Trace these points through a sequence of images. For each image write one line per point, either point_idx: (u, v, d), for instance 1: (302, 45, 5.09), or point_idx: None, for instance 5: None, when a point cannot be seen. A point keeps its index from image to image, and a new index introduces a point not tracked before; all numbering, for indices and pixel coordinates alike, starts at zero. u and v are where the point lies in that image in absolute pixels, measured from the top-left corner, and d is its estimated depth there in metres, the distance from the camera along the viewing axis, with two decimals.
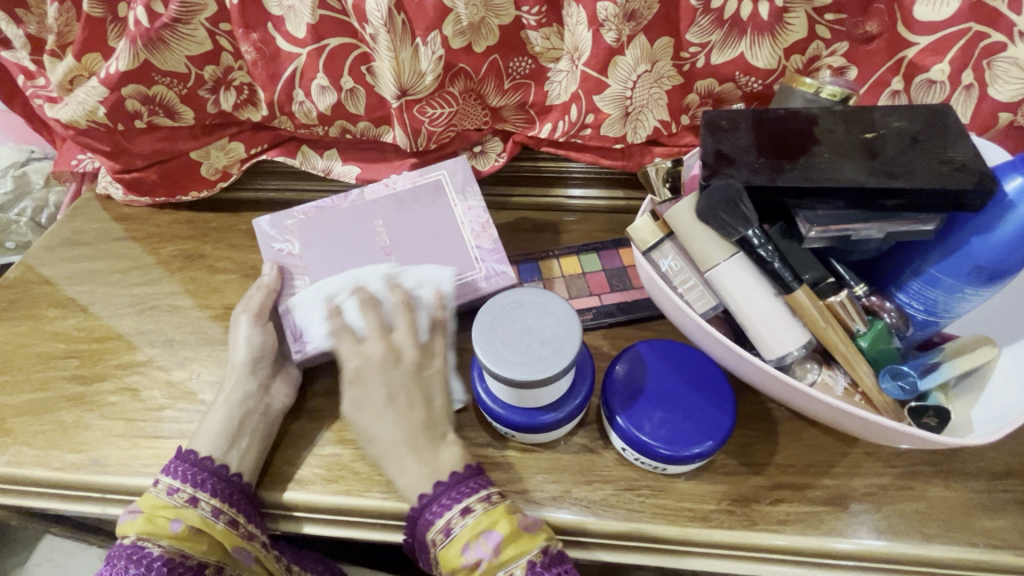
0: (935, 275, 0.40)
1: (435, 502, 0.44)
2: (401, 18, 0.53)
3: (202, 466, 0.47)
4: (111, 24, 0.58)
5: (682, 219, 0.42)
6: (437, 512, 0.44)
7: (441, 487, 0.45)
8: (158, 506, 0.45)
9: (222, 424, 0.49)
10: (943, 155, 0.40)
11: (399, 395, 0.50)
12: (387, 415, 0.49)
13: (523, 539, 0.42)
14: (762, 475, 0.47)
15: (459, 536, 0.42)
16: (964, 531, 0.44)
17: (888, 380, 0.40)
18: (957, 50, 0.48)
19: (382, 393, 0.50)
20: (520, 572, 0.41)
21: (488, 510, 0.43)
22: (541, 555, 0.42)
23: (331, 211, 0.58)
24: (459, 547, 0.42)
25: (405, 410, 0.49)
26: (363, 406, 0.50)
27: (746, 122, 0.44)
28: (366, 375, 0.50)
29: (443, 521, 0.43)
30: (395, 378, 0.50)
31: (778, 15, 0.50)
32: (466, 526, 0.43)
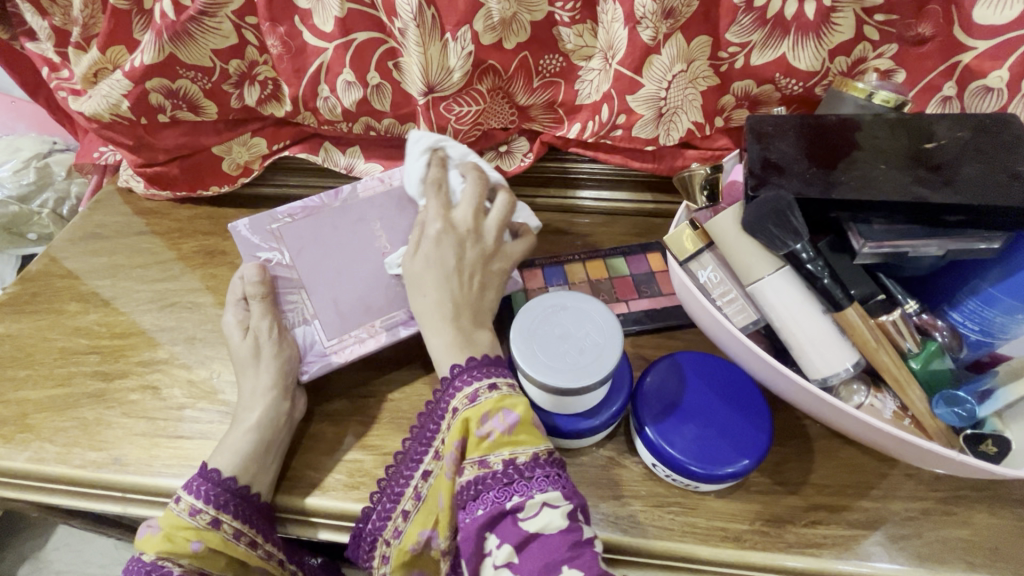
0: (993, 295, 0.38)
1: (466, 372, 0.44)
2: (430, 13, 0.51)
3: (226, 487, 0.46)
4: (136, 16, 0.57)
5: (724, 230, 0.40)
6: (467, 381, 0.43)
7: (474, 361, 0.44)
8: (178, 526, 0.44)
9: (251, 446, 0.47)
10: (1010, 169, 0.38)
11: (465, 272, 0.49)
12: (447, 282, 0.48)
13: (535, 432, 0.41)
14: (797, 495, 0.46)
15: (481, 406, 0.41)
16: (1011, 561, 0.42)
17: (943, 406, 0.37)
18: (1017, 56, 0.45)
19: (451, 263, 0.49)
20: (522, 459, 0.40)
21: (512, 393, 0.42)
22: (547, 451, 0.40)
23: (321, 213, 0.56)
24: (477, 416, 0.41)
25: (461, 285, 0.49)
26: (428, 262, 0.49)
27: (793, 129, 0.42)
28: (447, 238, 0.50)
29: (472, 390, 0.42)
30: (472, 257, 0.50)
31: (825, 15, 0.47)
32: (490, 400, 0.41)
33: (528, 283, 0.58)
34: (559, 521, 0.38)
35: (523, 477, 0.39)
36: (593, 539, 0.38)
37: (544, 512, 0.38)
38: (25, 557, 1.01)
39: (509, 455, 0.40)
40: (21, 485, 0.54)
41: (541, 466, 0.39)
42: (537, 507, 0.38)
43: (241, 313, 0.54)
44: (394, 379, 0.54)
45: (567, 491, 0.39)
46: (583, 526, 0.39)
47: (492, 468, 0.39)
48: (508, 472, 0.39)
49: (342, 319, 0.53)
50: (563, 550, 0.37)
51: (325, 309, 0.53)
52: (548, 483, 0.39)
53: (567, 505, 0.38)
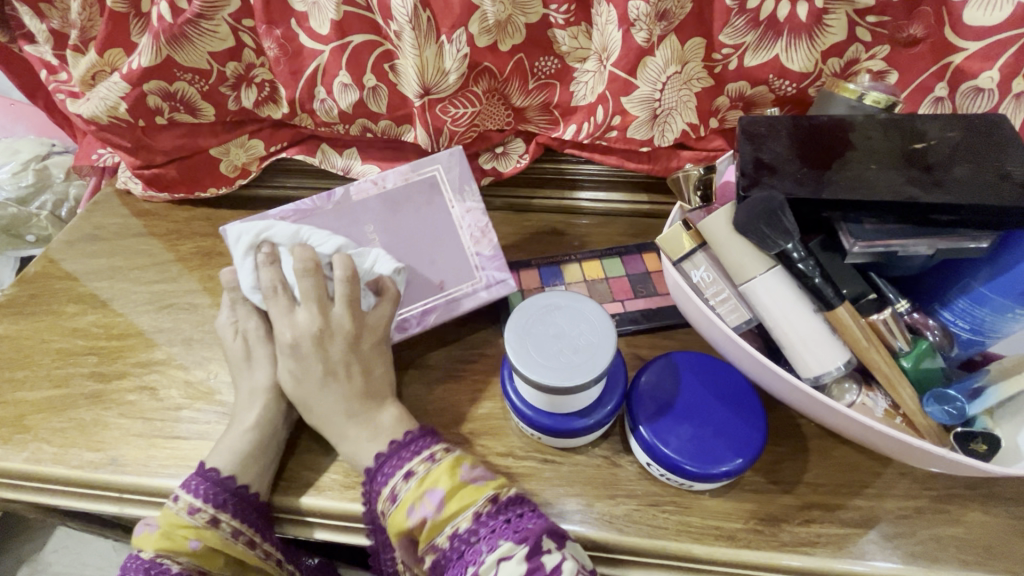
0: (984, 294, 0.38)
1: (380, 472, 0.45)
2: (426, 15, 0.51)
3: (225, 486, 0.46)
4: (133, 19, 0.57)
5: (718, 229, 0.40)
6: (384, 477, 0.44)
7: (383, 457, 0.46)
8: (177, 525, 0.44)
9: (250, 446, 0.48)
10: (1000, 169, 0.38)
11: (336, 369, 0.49)
12: (326, 387, 0.48)
13: (465, 493, 0.42)
14: (791, 494, 0.46)
15: (403, 501, 0.43)
16: (1005, 559, 0.43)
17: (932, 404, 0.38)
18: (1008, 57, 0.46)
19: (319, 369, 0.48)
20: (464, 525, 0.41)
21: (429, 471, 0.43)
22: (485, 504, 0.42)
23: (313, 216, 0.55)
24: (404, 511, 0.42)
25: (341, 384, 0.48)
26: (297, 377, 0.48)
27: (785, 129, 0.42)
28: (304, 347, 0.48)
29: (390, 488, 0.44)
30: (337, 353, 0.49)
31: (817, 16, 0.48)
32: (411, 488, 0.43)
33: (525, 283, 0.59)
34: (518, 567, 0.38)
35: (471, 545, 0.40)
36: (563, 565, 0.38)
37: (500, 569, 0.38)
38: (22, 560, 1.01)
39: (451, 529, 0.41)
40: (19, 486, 0.54)
41: (483, 524, 0.41)
42: (493, 566, 0.39)
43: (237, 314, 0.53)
44: None
45: (518, 534, 0.40)
46: (550, 552, 0.39)
47: (441, 549, 0.41)
48: (455, 546, 0.41)
49: None
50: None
51: None
52: (495, 538, 0.40)
53: (521, 549, 0.39)
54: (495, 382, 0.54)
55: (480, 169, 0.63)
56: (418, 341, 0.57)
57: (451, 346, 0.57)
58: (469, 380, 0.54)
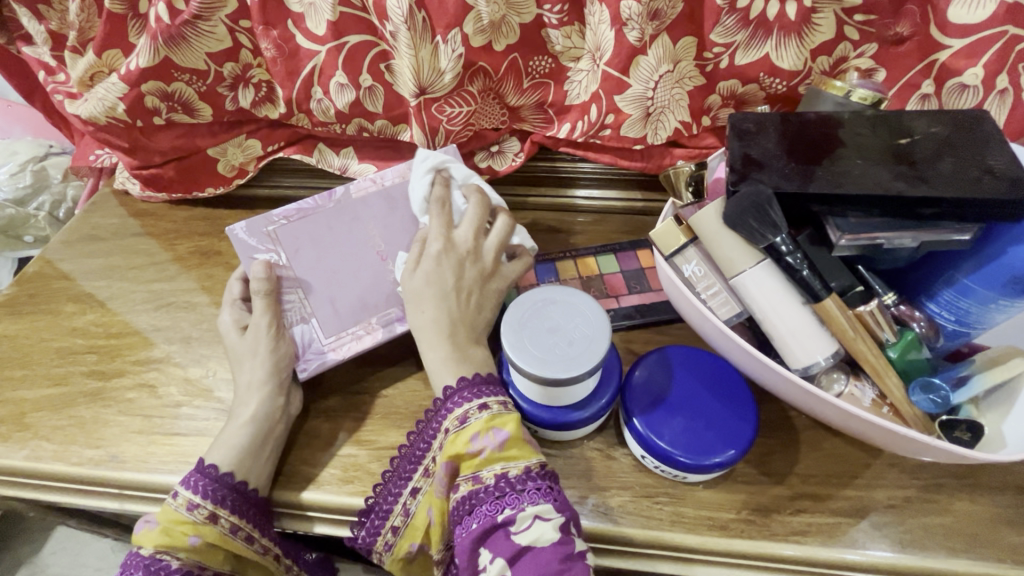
0: (968, 286, 0.39)
1: (458, 395, 0.44)
2: (421, 15, 0.52)
3: (223, 482, 0.46)
4: (131, 21, 0.58)
5: (707, 224, 0.41)
6: (458, 403, 0.44)
7: (463, 381, 0.45)
8: (176, 521, 0.45)
9: (245, 440, 0.48)
10: (982, 163, 0.39)
11: (464, 293, 0.50)
12: (444, 301, 0.49)
13: (527, 447, 0.42)
14: (783, 485, 0.47)
15: (471, 427, 0.42)
16: (990, 547, 0.43)
17: (918, 393, 0.39)
18: (991, 54, 0.47)
19: (450, 284, 0.49)
20: (515, 472, 0.41)
21: (503, 411, 0.43)
22: (538, 465, 0.41)
23: (316, 215, 0.56)
24: (468, 435, 0.42)
25: (458, 305, 0.49)
26: (428, 282, 0.49)
27: (773, 126, 0.43)
28: (449, 259, 0.50)
29: (461, 411, 0.43)
30: (470, 280, 0.50)
31: (805, 16, 0.49)
32: (481, 419, 0.42)
33: (521, 280, 0.59)
34: (550, 533, 0.38)
35: (516, 491, 0.40)
36: (584, 553, 0.39)
37: (536, 524, 0.38)
38: (22, 561, 1.01)
39: (501, 470, 0.41)
40: (18, 484, 0.54)
41: (532, 479, 0.40)
42: (529, 519, 0.39)
43: (241, 313, 0.55)
44: (388, 376, 0.55)
45: (558, 504, 0.40)
46: (575, 539, 0.39)
47: (484, 483, 0.41)
48: (501, 486, 0.40)
49: (340, 317, 0.54)
50: (554, 564, 0.37)
51: (322, 307, 0.54)
52: (539, 496, 0.40)
53: (559, 517, 0.39)
54: None
55: (475, 168, 0.64)
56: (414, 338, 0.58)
57: None
58: None
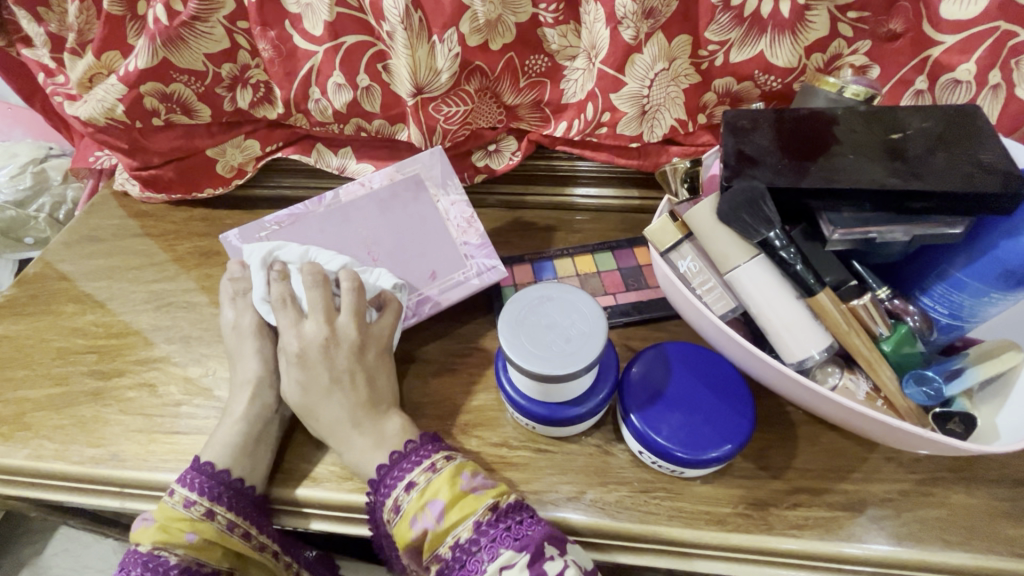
0: (961, 279, 0.40)
1: (383, 483, 0.45)
2: (418, 15, 0.52)
3: (220, 480, 0.46)
4: (129, 22, 0.58)
5: (701, 219, 0.41)
6: (387, 493, 0.45)
7: (396, 456, 0.46)
8: (173, 517, 0.45)
9: (238, 437, 0.48)
10: (973, 157, 0.39)
11: (342, 378, 0.49)
12: (332, 397, 0.48)
13: (466, 501, 0.42)
14: (780, 479, 0.47)
15: (407, 512, 0.43)
16: (986, 539, 0.44)
17: (912, 386, 0.40)
18: (984, 49, 0.47)
19: (326, 379, 0.48)
20: (465, 535, 0.41)
21: (429, 483, 0.44)
22: (485, 514, 0.42)
23: (307, 218, 0.57)
24: (408, 521, 0.43)
25: (346, 393, 0.48)
26: (305, 388, 0.48)
27: (768, 123, 0.44)
28: (310, 355, 0.49)
29: (393, 500, 0.44)
30: (343, 363, 0.49)
31: (799, 13, 0.49)
32: (413, 499, 0.43)
33: (517, 276, 0.60)
34: None
35: (472, 554, 0.41)
36: (565, 572, 0.39)
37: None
38: (24, 563, 1.01)
39: (452, 539, 0.41)
40: (19, 483, 0.54)
41: (483, 533, 0.41)
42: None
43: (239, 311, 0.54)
44: None
45: (518, 543, 0.40)
46: (552, 559, 0.40)
47: (445, 559, 0.41)
48: (458, 557, 0.41)
49: None
50: None
51: None
52: (496, 547, 0.40)
53: (523, 557, 0.39)
54: (488, 375, 0.55)
55: (473, 167, 0.65)
56: (412, 336, 0.58)
57: (444, 340, 0.57)
58: (463, 374, 0.55)
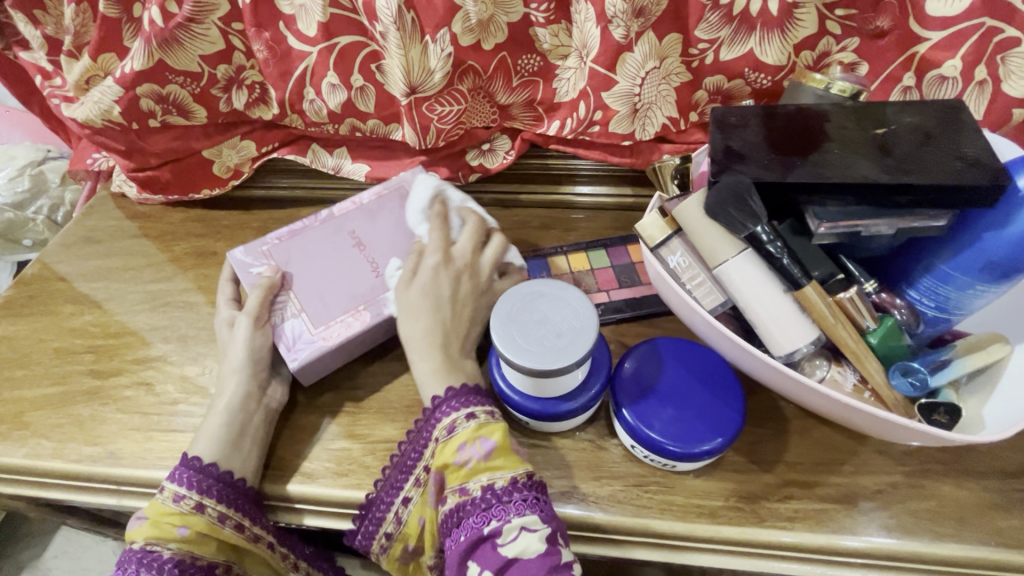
0: (947, 272, 0.40)
1: (447, 403, 0.46)
2: (410, 16, 0.53)
3: (209, 473, 0.47)
4: (125, 25, 0.59)
5: (690, 215, 0.42)
6: (446, 412, 0.45)
7: (451, 392, 0.46)
8: (163, 513, 0.45)
9: (224, 429, 0.49)
10: (956, 151, 0.39)
11: (457, 305, 0.52)
12: (438, 314, 0.51)
13: (512, 456, 0.43)
14: (771, 472, 0.47)
15: (458, 436, 0.44)
16: (975, 530, 0.44)
17: (898, 377, 0.40)
18: (970, 45, 0.47)
19: (449, 296, 0.52)
20: (500, 483, 0.42)
21: (489, 421, 0.44)
22: (524, 476, 0.42)
23: (305, 233, 0.57)
24: (454, 445, 0.43)
25: (450, 316, 0.51)
26: (422, 293, 0.51)
27: (755, 119, 0.44)
28: (448, 272, 0.53)
29: (450, 420, 0.45)
30: (466, 293, 0.53)
31: (787, 11, 0.49)
32: (468, 428, 0.44)
33: None
34: (537, 544, 0.39)
35: (501, 501, 0.41)
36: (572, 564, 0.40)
37: (522, 536, 0.39)
38: (24, 565, 1.02)
39: (487, 480, 0.42)
40: (17, 482, 0.55)
41: (518, 489, 0.41)
42: (515, 530, 0.40)
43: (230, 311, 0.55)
44: (381, 372, 0.56)
45: (544, 514, 0.41)
46: (563, 549, 0.40)
47: (472, 494, 0.42)
48: (487, 497, 0.41)
49: (328, 308, 0.54)
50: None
51: (313, 302, 0.54)
52: (525, 507, 0.40)
53: (544, 528, 0.40)
54: (482, 372, 0.55)
55: (467, 166, 0.65)
56: None
57: None
58: None
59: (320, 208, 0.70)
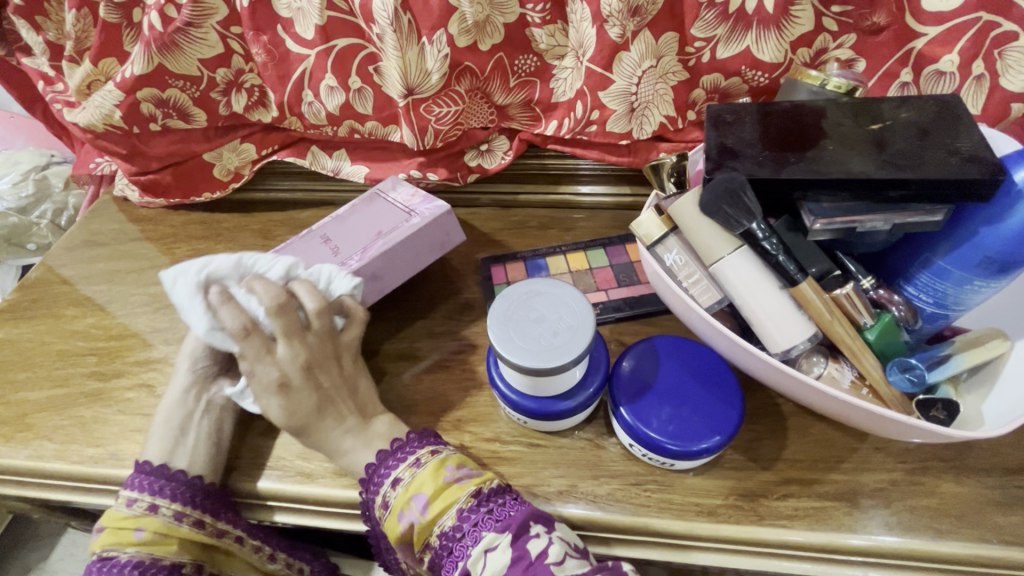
0: (944, 267, 0.40)
1: (372, 480, 0.46)
2: (407, 17, 0.53)
3: (159, 474, 0.48)
4: (126, 29, 0.59)
5: (686, 212, 0.42)
6: (376, 490, 0.45)
7: (373, 466, 0.46)
8: (118, 518, 0.47)
9: (167, 429, 0.51)
10: (951, 146, 0.39)
11: (336, 398, 0.49)
12: (324, 419, 0.48)
13: (448, 491, 0.43)
14: (771, 470, 0.47)
15: (394, 507, 0.44)
16: (977, 528, 0.44)
17: (896, 373, 0.40)
18: (967, 40, 0.47)
19: (313, 399, 0.48)
20: (449, 523, 0.42)
21: (413, 478, 0.44)
22: (468, 501, 0.42)
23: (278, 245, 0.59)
24: (396, 516, 0.44)
25: (334, 414, 0.48)
26: (290, 413, 0.47)
27: (750, 116, 0.44)
28: (295, 380, 0.48)
29: (381, 497, 0.45)
30: (328, 382, 0.49)
31: (783, 8, 0.49)
32: (398, 495, 0.44)
33: (511, 275, 0.61)
34: (503, 557, 0.40)
35: (457, 541, 0.41)
36: (547, 548, 0.40)
37: (488, 559, 0.40)
38: (31, 568, 1.02)
39: (438, 528, 0.42)
40: (20, 483, 0.55)
41: (466, 519, 0.42)
42: (481, 558, 0.40)
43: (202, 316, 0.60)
44: (381, 373, 0.56)
45: (500, 523, 0.41)
46: (536, 536, 0.40)
47: (433, 547, 0.42)
48: (445, 544, 0.42)
49: None
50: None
51: None
52: (480, 530, 0.41)
53: (504, 538, 0.40)
54: (480, 371, 0.56)
55: (465, 167, 0.66)
56: (406, 334, 0.59)
57: (437, 338, 0.58)
58: (457, 370, 0.56)
59: (320, 210, 0.70)
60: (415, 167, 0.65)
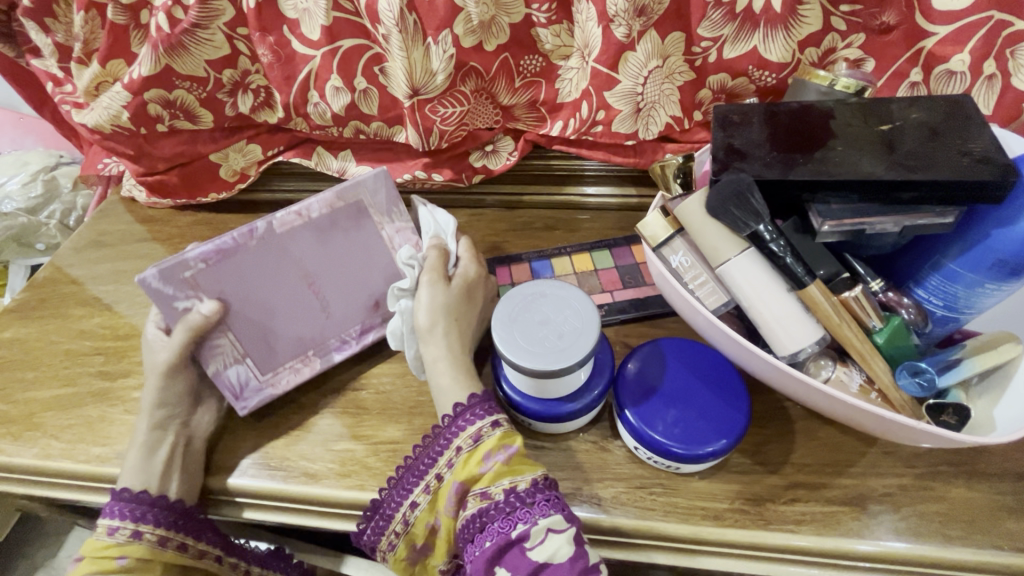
0: (955, 270, 0.39)
1: (470, 410, 0.45)
2: (412, 18, 0.53)
3: (140, 500, 0.47)
4: (133, 31, 0.59)
5: (692, 214, 0.42)
6: (471, 419, 0.45)
7: (476, 398, 0.46)
8: (99, 548, 0.46)
9: (147, 460, 0.49)
10: (962, 147, 0.39)
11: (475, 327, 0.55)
12: (468, 325, 0.53)
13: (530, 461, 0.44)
14: (778, 474, 0.47)
15: (484, 444, 0.43)
16: (988, 534, 0.43)
17: (906, 377, 0.40)
18: (978, 40, 0.47)
19: (477, 314, 0.55)
20: (523, 486, 0.42)
21: (511, 431, 0.44)
22: (544, 477, 0.43)
23: (239, 253, 0.51)
24: (481, 453, 0.43)
25: (469, 335, 0.53)
26: (464, 297, 0.54)
27: (758, 117, 0.44)
28: (476, 294, 0.55)
29: (475, 428, 0.44)
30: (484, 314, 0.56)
31: (791, 7, 0.49)
32: (494, 436, 0.44)
33: (516, 277, 0.61)
34: (565, 546, 0.40)
35: (527, 505, 0.41)
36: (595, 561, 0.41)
37: (549, 537, 0.40)
38: (39, 564, 1.03)
39: (509, 484, 0.42)
40: (26, 481, 0.55)
41: (541, 491, 0.41)
42: (543, 534, 0.40)
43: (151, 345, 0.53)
44: (386, 374, 0.56)
45: (568, 513, 0.41)
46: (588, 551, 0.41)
47: (494, 499, 0.42)
48: (511, 501, 0.41)
49: (275, 352, 0.54)
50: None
51: (256, 347, 0.53)
52: (550, 507, 0.41)
53: (570, 529, 0.40)
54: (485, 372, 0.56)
55: (470, 167, 0.65)
56: None
57: None
58: None
59: None
60: (419, 168, 0.65)
